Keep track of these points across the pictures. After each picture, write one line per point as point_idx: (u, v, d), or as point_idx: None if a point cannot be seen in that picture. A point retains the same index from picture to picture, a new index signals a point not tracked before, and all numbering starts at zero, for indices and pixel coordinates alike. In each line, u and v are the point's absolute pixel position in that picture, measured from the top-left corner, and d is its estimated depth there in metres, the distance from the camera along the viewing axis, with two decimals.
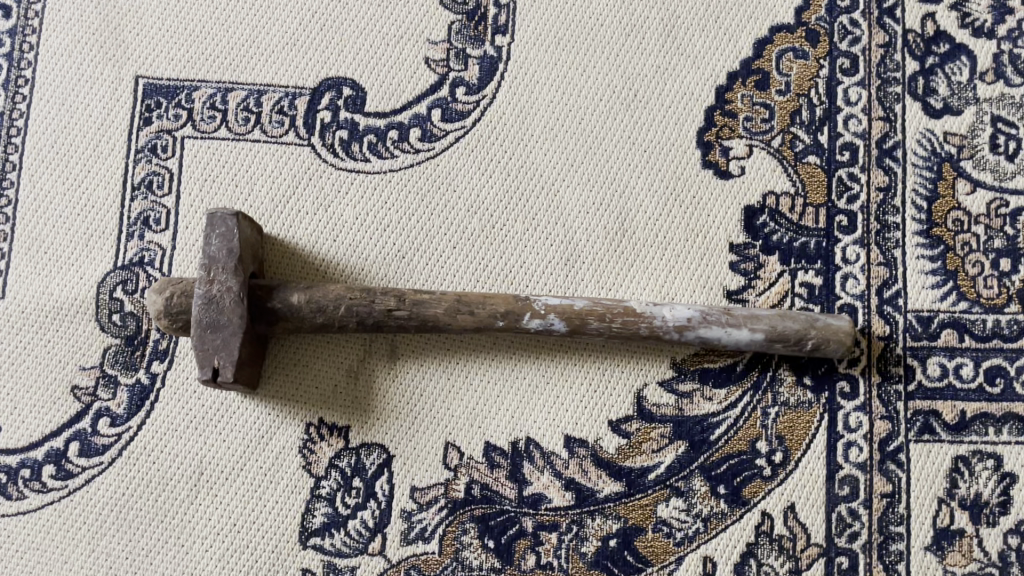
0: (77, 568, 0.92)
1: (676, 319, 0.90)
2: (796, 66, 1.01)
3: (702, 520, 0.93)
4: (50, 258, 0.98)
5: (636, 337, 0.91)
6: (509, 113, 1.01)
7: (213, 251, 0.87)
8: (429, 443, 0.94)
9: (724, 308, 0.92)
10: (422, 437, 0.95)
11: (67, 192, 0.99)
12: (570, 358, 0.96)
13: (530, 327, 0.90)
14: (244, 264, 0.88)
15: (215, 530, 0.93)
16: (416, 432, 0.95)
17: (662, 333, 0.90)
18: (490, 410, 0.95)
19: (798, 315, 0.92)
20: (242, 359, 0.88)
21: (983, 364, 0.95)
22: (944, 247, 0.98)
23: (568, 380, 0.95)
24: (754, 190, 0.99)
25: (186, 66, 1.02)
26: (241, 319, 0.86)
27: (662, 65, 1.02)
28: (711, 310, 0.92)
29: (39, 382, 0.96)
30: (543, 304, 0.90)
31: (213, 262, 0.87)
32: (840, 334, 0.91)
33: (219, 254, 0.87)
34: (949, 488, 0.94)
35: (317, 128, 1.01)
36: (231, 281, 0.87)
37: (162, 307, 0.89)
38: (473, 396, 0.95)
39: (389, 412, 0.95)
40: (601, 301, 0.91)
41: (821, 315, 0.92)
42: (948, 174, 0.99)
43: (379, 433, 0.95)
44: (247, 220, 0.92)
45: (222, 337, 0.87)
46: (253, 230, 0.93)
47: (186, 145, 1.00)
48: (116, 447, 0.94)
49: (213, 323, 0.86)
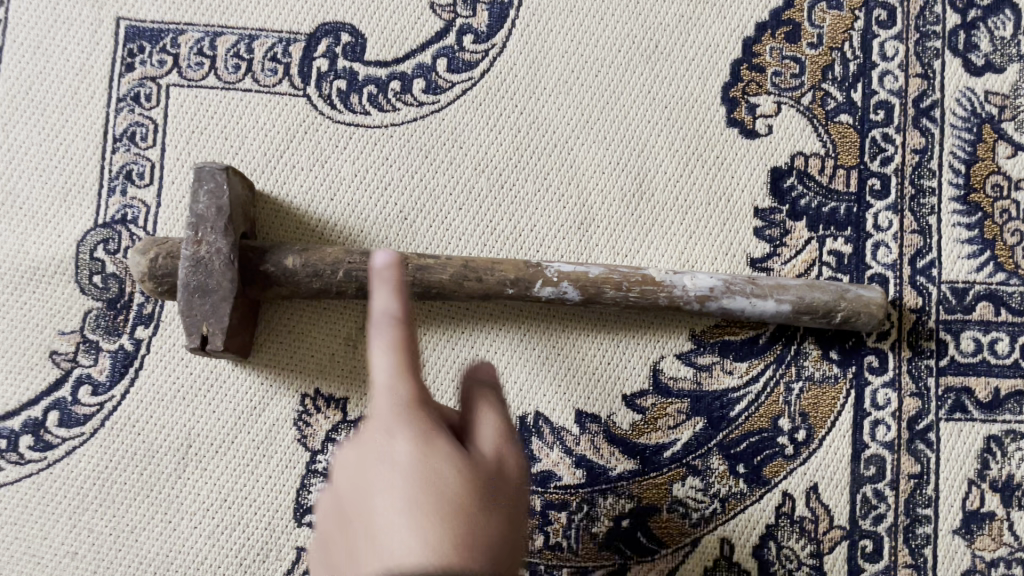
0: (58, 544, 0.87)
1: (699, 288, 0.84)
2: (829, 17, 0.94)
3: (719, 500, 0.88)
4: (25, 214, 0.91)
5: (654, 307, 0.85)
6: (520, 64, 0.94)
7: (201, 209, 0.80)
8: None
9: (748, 278, 0.86)
10: None
11: (43, 143, 0.92)
12: (583, 329, 0.90)
13: (542, 295, 0.83)
14: (234, 224, 0.81)
15: (204, 505, 0.88)
16: None
17: (682, 303, 0.84)
18: None
19: (827, 285, 0.86)
20: (233, 326, 0.82)
21: (1020, 339, 0.90)
22: (982, 214, 0.92)
23: (580, 351, 0.90)
24: (782, 151, 0.92)
25: (172, 8, 0.94)
26: (234, 282, 0.80)
27: (686, 14, 0.95)
28: (735, 278, 0.86)
29: (16, 346, 0.90)
30: (555, 271, 0.83)
31: (202, 221, 0.80)
32: (871, 306, 0.85)
33: (208, 213, 0.80)
34: (979, 469, 0.89)
35: (313, 77, 0.93)
36: (224, 241, 0.80)
37: (146, 269, 0.82)
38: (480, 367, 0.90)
39: None
40: (618, 268, 0.85)
41: (852, 285, 0.86)
42: (988, 136, 0.93)
43: None
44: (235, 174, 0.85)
45: (211, 302, 0.80)
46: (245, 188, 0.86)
47: (172, 93, 0.93)
48: (99, 417, 0.88)
49: (201, 287, 0.80)
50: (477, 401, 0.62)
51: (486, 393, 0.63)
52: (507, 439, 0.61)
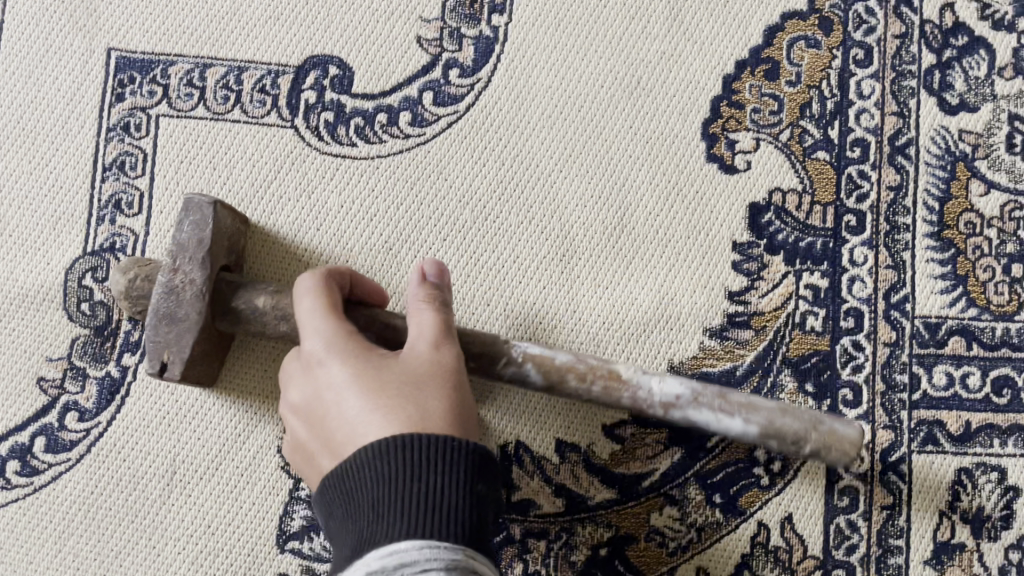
0: (43, 568, 0.88)
1: (663, 394, 0.82)
2: (808, 56, 0.96)
3: (696, 529, 0.90)
4: (14, 241, 0.92)
5: (617, 403, 0.83)
6: (505, 98, 0.96)
7: (184, 238, 0.82)
8: None
9: (722, 391, 0.83)
10: None
11: (33, 170, 0.93)
12: None
13: (504, 373, 0.82)
14: (214, 256, 0.83)
15: (188, 531, 0.89)
16: None
17: (644, 406, 0.82)
18: (479, 412, 0.91)
19: (802, 412, 0.84)
20: (196, 357, 0.83)
21: (990, 374, 0.92)
22: (955, 251, 0.94)
23: None
24: (760, 186, 0.94)
25: (163, 39, 0.96)
26: (200, 312, 0.81)
27: (668, 51, 0.97)
28: (702, 392, 0.82)
29: (4, 372, 0.91)
30: (521, 352, 0.82)
31: (183, 249, 0.82)
32: (843, 444, 0.83)
33: (189, 243, 0.82)
34: (951, 501, 0.91)
35: (301, 109, 0.95)
36: (199, 271, 0.81)
37: (123, 288, 0.84)
38: None
39: None
40: (587, 359, 0.82)
41: (828, 418, 0.84)
42: (962, 174, 0.95)
43: None
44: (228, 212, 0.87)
45: (177, 330, 0.81)
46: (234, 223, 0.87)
47: (161, 124, 0.94)
48: (85, 443, 0.90)
49: (170, 313, 0.81)
50: (418, 300, 0.78)
51: (425, 294, 0.79)
52: (441, 326, 0.77)
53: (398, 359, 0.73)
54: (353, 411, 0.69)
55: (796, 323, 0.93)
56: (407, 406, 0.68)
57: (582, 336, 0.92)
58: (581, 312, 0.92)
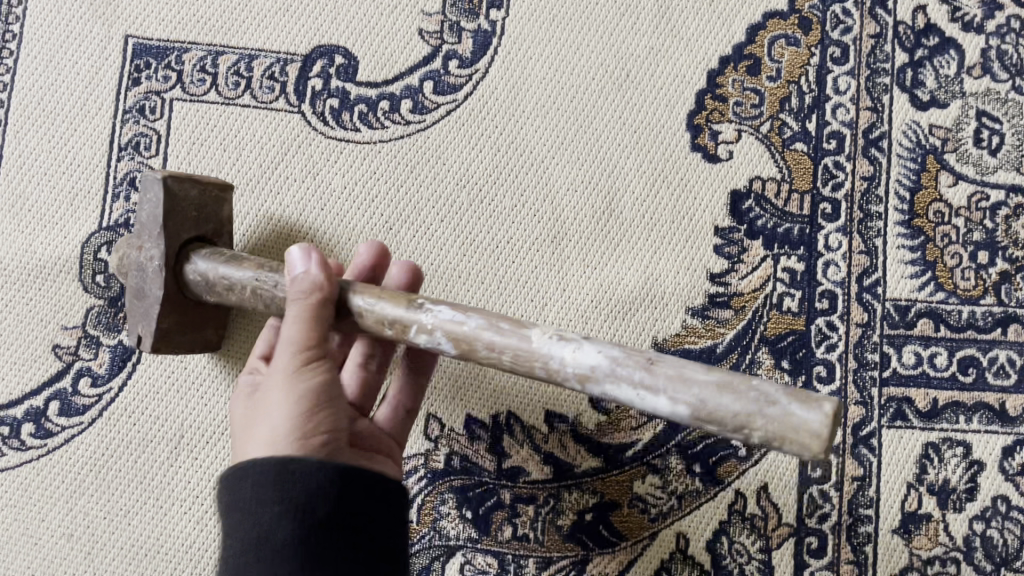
0: (55, 526, 0.93)
1: (578, 364, 0.65)
2: (787, 53, 1.02)
3: (677, 497, 0.95)
4: (33, 216, 0.97)
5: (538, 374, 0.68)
6: (501, 88, 1.01)
7: (144, 217, 0.85)
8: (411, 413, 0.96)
9: (651, 355, 0.64)
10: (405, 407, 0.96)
11: (52, 149, 0.98)
12: None
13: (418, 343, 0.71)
14: (173, 232, 0.84)
15: (194, 492, 0.93)
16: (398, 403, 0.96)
17: (560, 382, 0.66)
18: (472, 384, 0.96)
19: (768, 391, 0.60)
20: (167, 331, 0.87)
21: (957, 354, 0.97)
22: (924, 238, 0.99)
23: None
24: (741, 175, 1.00)
25: (178, 28, 1.01)
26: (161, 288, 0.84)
27: (656, 46, 1.02)
28: (624, 356, 0.64)
29: (21, 340, 0.95)
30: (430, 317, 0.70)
31: (144, 228, 0.85)
32: (804, 440, 0.58)
33: (147, 222, 0.84)
34: (918, 474, 0.96)
35: (308, 96, 1.00)
36: (156, 249, 0.83)
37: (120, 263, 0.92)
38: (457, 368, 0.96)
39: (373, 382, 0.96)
40: (499, 321, 0.69)
41: (788, 397, 0.59)
42: (932, 166, 1.01)
43: None
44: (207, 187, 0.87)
45: (144, 305, 0.86)
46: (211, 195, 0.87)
47: (175, 107, 0.99)
48: (97, 408, 0.94)
49: (140, 289, 0.86)
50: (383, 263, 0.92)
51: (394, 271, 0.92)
52: (309, 318, 0.73)
53: (271, 374, 0.74)
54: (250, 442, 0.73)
55: (774, 304, 0.98)
56: (273, 434, 0.71)
57: (570, 313, 0.97)
58: (570, 291, 0.98)
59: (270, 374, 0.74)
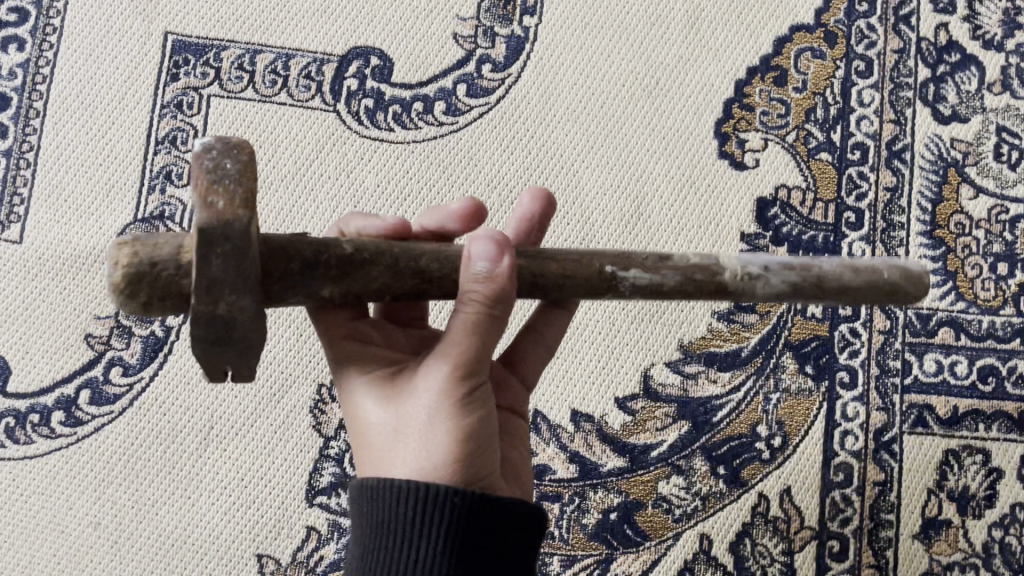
0: (82, 514, 0.93)
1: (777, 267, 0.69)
2: (813, 65, 1.04)
3: (701, 499, 0.96)
4: (69, 206, 0.98)
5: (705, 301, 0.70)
6: (533, 92, 1.03)
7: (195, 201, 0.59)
8: None
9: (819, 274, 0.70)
10: None
11: (90, 141, 1.00)
12: (580, 336, 0.98)
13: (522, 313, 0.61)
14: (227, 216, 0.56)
15: (222, 483, 0.94)
16: None
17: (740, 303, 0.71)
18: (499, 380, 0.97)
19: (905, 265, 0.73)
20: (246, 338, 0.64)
21: (977, 363, 0.99)
22: (945, 248, 1.01)
23: (577, 356, 0.98)
24: (767, 183, 1.02)
25: (217, 26, 1.03)
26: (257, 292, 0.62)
27: (685, 56, 1.05)
28: (804, 281, 0.69)
29: (54, 328, 0.96)
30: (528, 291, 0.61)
31: None
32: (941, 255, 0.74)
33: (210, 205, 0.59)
34: (938, 480, 0.97)
35: (343, 95, 1.02)
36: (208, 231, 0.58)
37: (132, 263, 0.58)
38: None
39: None
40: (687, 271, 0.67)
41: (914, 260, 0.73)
42: (953, 179, 1.03)
43: None
44: (247, 154, 0.56)
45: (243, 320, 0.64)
46: (252, 184, 0.55)
47: (212, 103, 1.01)
48: (127, 397, 0.95)
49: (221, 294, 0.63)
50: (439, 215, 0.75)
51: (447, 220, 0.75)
52: (487, 338, 0.60)
53: (432, 382, 0.62)
54: (368, 413, 0.64)
55: (798, 309, 0.99)
56: (422, 459, 0.61)
57: (597, 312, 0.99)
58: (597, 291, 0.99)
59: (431, 379, 0.62)
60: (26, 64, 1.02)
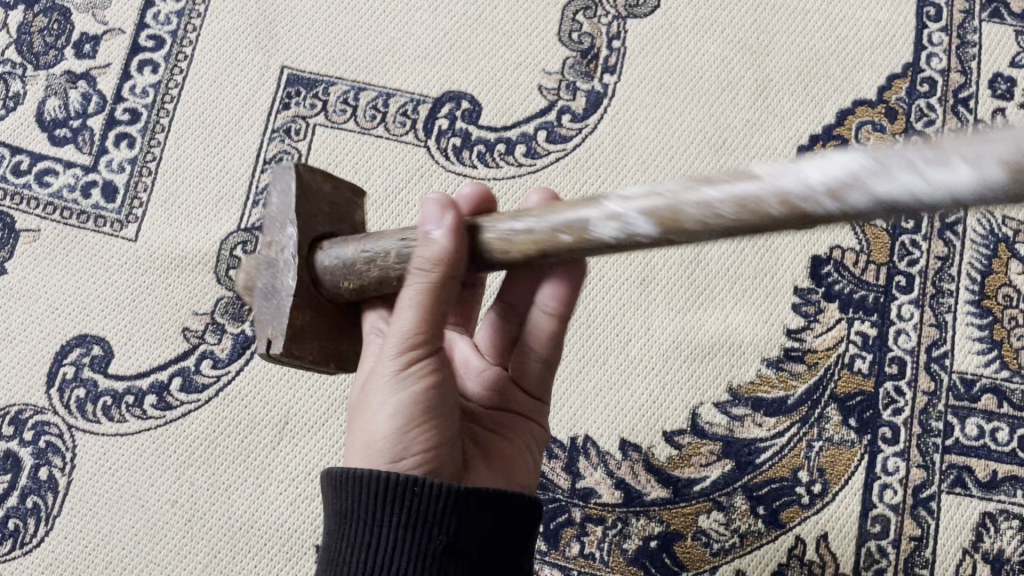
0: (161, 491, 1.01)
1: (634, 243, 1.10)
2: (873, 138, 1.11)
3: (739, 535, 1.00)
4: (182, 213, 1.09)
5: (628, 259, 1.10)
6: (607, 142, 1.12)
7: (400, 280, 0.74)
8: (644, 425, 1.03)
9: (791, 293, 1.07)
10: (639, 417, 1.03)
11: (205, 156, 1.11)
12: (731, 349, 1.05)
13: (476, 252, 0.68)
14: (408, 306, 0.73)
15: (292, 475, 1.01)
16: (629, 413, 1.04)
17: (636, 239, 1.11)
18: (672, 390, 1.04)
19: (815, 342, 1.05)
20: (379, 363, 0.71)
21: (1018, 431, 1.01)
22: (992, 318, 1.05)
23: (719, 361, 1.05)
24: (822, 243, 1.08)
25: (328, 63, 1.15)
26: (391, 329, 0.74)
27: (752, 120, 1.13)
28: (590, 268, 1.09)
29: (155, 320, 1.06)
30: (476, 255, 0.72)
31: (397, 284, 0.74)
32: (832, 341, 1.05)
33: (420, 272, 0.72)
34: (974, 541, 0.99)
35: (434, 133, 1.12)
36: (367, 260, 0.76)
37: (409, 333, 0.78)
38: (649, 380, 1.05)
39: (624, 414, 1.04)
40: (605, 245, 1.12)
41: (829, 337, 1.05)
42: (1003, 254, 1.07)
43: (631, 430, 1.03)
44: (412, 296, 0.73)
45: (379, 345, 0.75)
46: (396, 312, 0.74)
47: (317, 131, 1.12)
48: (215, 388, 1.03)
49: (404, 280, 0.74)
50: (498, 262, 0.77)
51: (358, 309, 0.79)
52: (431, 307, 0.68)
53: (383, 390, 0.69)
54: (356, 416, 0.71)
55: (846, 363, 1.04)
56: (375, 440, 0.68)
57: (738, 346, 1.05)
58: (672, 355, 1.05)
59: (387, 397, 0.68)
60: (158, 85, 1.14)
